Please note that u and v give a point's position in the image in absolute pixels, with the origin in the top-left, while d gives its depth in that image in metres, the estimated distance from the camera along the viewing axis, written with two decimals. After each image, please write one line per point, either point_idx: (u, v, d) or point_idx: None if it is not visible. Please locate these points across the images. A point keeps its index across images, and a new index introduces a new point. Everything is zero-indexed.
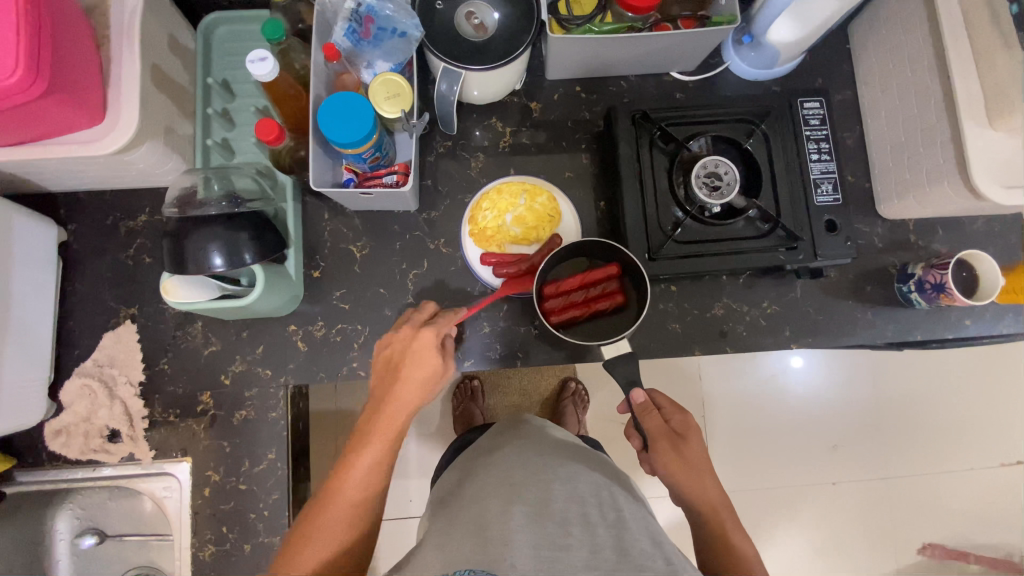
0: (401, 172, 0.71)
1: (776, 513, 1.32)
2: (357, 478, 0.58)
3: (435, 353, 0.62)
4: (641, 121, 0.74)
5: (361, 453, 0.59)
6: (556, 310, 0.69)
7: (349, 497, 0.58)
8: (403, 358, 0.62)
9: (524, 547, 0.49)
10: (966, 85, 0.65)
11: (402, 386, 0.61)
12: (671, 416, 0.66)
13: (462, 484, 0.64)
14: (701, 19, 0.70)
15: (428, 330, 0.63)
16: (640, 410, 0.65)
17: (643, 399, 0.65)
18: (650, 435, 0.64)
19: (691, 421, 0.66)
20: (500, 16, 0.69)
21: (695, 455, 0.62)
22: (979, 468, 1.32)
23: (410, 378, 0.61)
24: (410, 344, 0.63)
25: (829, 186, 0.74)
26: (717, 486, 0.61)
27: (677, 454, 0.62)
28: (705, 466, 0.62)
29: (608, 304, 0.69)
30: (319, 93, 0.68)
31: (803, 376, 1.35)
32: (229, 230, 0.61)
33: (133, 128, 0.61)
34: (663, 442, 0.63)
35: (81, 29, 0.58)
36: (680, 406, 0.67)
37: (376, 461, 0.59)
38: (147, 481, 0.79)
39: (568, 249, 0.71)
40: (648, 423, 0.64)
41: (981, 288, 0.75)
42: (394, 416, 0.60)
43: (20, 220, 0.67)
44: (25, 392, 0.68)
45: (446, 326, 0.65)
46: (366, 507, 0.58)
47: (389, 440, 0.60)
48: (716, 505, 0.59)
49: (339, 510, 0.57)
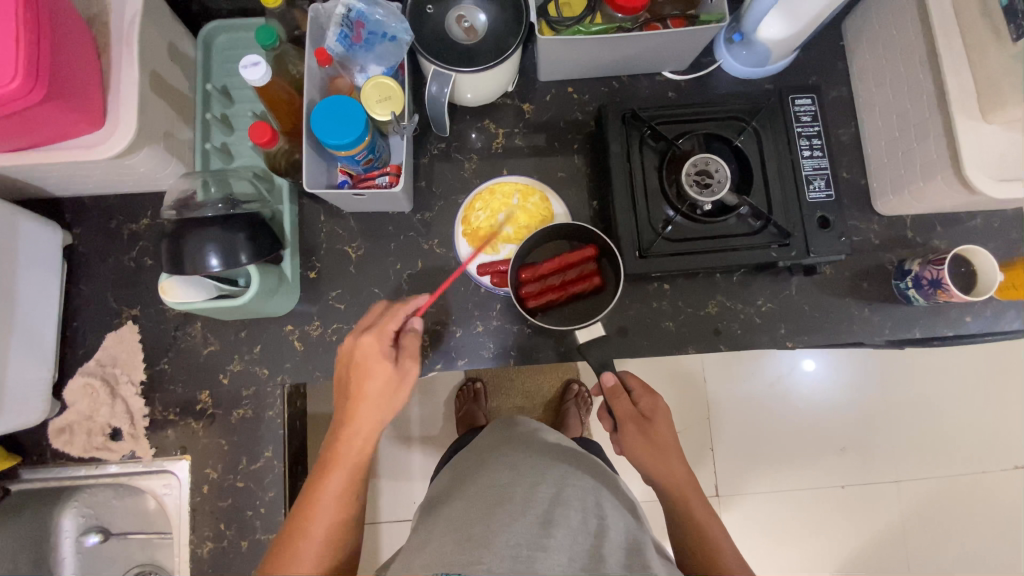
0: (393, 172, 0.72)
1: (783, 517, 1.30)
2: (329, 498, 0.60)
3: (384, 359, 0.61)
4: (631, 120, 0.75)
5: (328, 476, 0.61)
6: (534, 295, 0.72)
7: (322, 518, 0.59)
8: (354, 372, 0.62)
9: (502, 551, 0.49)
10: (958, 78, 0.64)
11: (359, 400, 0.61)
12: (640, 399, 0.68)
13: (448, 491, 0.63)
14: (690, 18, 0.70)
15: (367, 339, 0.62)
16: (610, 393, 0.68)
17: (612, 382, 0.68)
18: (618, 416, 0.67)
19: (660, 403, 0.67)
20: (487, 17, 0.70)
21: (661, 435, 0.65)
22: (992, 471, 1.30)
23: (363, 393, 0.61)
24: (356, 356, 0.62)
25: (822, 182, 0.74)
26: (683, 466, 0.65)
27: (641, 435, 0.66)
28: (670, 449, 0.65)
29: (585, 286, 0.72)
30: (313, 97, 0.70)
31: (810, 380, 1.33)
32: (224, 231, 0.63)
33: (131, 133, 0.63)
34: (629, 424, 0.66)
35: (81, 38, 0.60)
36: (649, 388, 0.69)
37: (342, 483, 0.60)
38: (148, 479, 0.80)
39: (548, 230, 0.73)
40: (617, 406, 0.68)
41: (980, 283, 0.74)
42: (353, 436, 0.61)
43: (25, 224, 0.69)
44: (29, 391, 0.69)
45: (391, 326, 0.64)
46: (342, 522, 0.60)
47: (352, 464, 0.61)
48: (682, 484, 0.63)
49: (310, 532, 0.59)
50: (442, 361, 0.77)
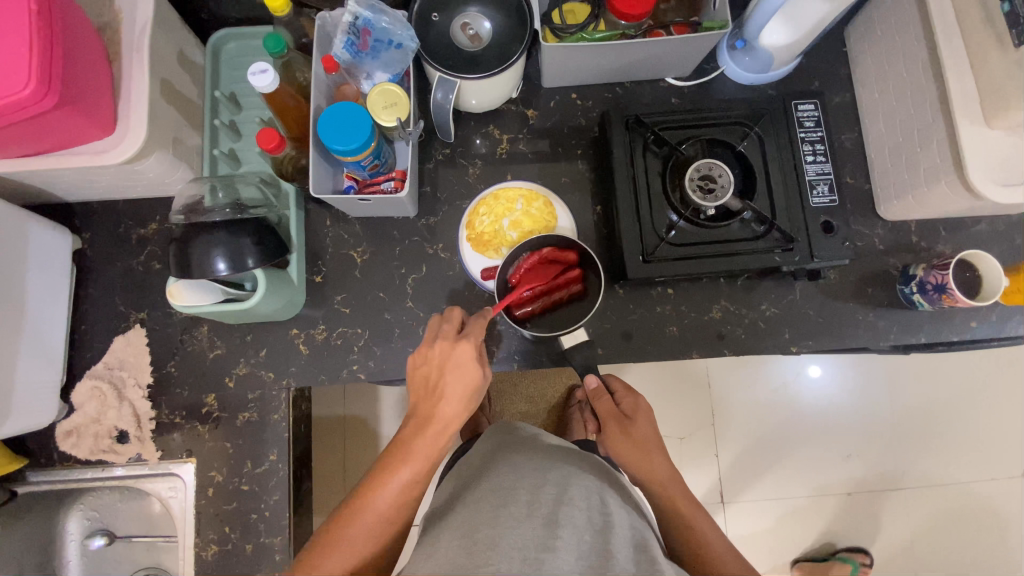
0: (399, 178, 0.73)
1: (790, 524, 1.30)
2: (386, 496, 0.56)
3: (477, 367, 0.60)
4: (634, 125, 0.76)
5: (393, 472, 0.56)
6: (519, 304, 0.73)
7: (376, 515, 0.55)
8: (442, 374, 0.60)
9: (508, 552, 0.49)
10: (960, 83, 0.64)
11: (442, 402, 0.59)
12: (621, 400, 0.72)
13: (453, 499, 0.63)
14: (693, 24, 0.71)
15: (466, 345, 0.61)
16: (592, 394, 0.73)
17: (595, 384, 0.72)
18: (601, 416, 0.71)
19: (640, 403, 0.71)
20: (492, 24, 0.71)
21: (641, 434, 0.67)
22: (1001, 478, 1.28)
23: (451, 395, 0.59)
24: (450, 360, 0.60)
25: (825, 187, 0.74)
26: (664, 463, 0.65)
27: (622, 432, 0.68)
28: (650, 444, 0.66)
29: (563, 295, 0.72)
30: (319, 103, 0.70)
31: (817, 385, 1.32)
32: (231, 236, 0.63)
33: (141, 139, 0.64)
34: (611, 422, 0.70)
35: (94, 47, 0.61)
36: (631, 390, 0.73)
37: (406, 482, 0.56)
38: (154, 481, 0.81)
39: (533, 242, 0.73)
40: (598, 406, 0.72)
41: (985, 288, 0.74)
42: (432, 438, 0.58)
43: (36, 229, 0.70)
44: (38, 394, 0.70)
45: (482, 338, 0.63)
46: (393, 521, 0.56)
47: (421, 467, 0.57)
48: (663, 481, 0.63)
49: (360, 528, 0.54)
50: None
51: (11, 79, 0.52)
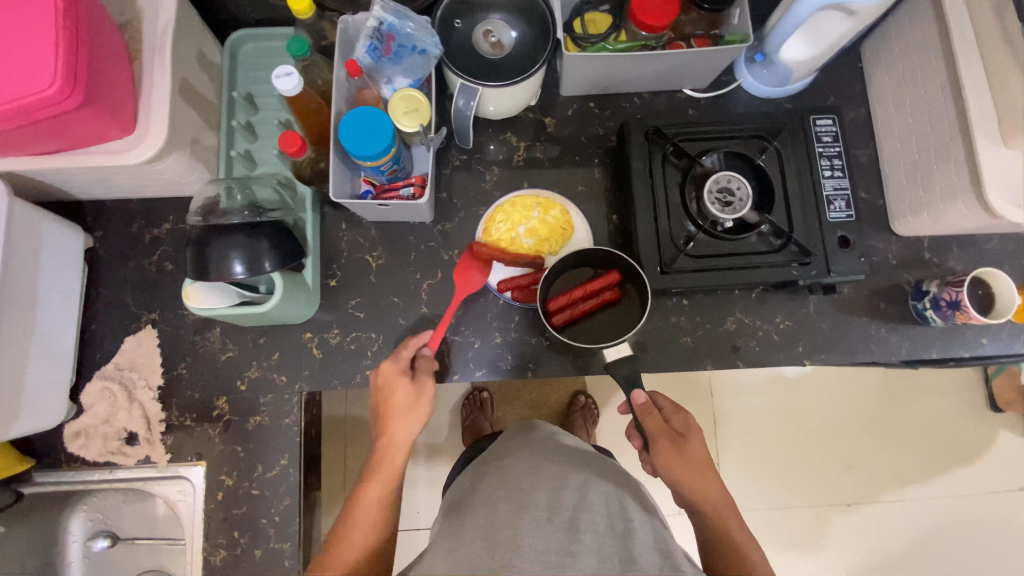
0: (418, 184, 0.72)
1: (791, 534, 1.29)
2: (368, 507, 0.60)
3: (402, 377, 0.65)
4: (654, 136, 0.75)
5: (367, 487, 0.61)
6: (560, 313, 0.71)
7: (360, 529, 0.59)
8: (379, 398, 0.66)
9: (531, 556, 0.49)
10: (979, 103, 0.65)
11: (389, 418, 0.64)
12: (671, 417, 0.65)
13: (470, 492, 0.64)
14: (714, 37, 0.72)
15: (388, 363, 0.67)
16: (642, 410, 0.65)
17: (643, 399, 0.65)
18: (650, 434, 0.63)
19: (692, 421, 0.65)
20: (517, 34, 0.72)
21: (697, 455, 0.61)
22: (998, 492, 1.30)
23: (392, 411, 0.64)
24: (378, 381, 0.66)
25: (842, 203, 0.75)
26: (719, 486, 0.60)
27: (678, 453, 0.61)
28: (705, 465, 0.61)
29: (596, 302, 0.72)
30: (340, 107, 0.70)
31: (816, 394, 1.33)
32: (249, 239, 0.63)
33: (161, 140, 0.63)
34: (663, 440, 0.62)
35: (118, 47, 0.61)
36: (679, 406, 0.66)
37: (380, 493, 0.60)
38: (162, 484, 0.80)
39: (574, 256, 0.73)
40: (648, 422, 0.64)
41: (998, 306, 0.74)
42: (388, 447, 0.63)
43: (50, 227, 0.69)
44: (47, 394, 0.69)
45: (404, 351, 0.69)
46: (378, 533, 0.59)
47: (389, 471, 0.62)
48: (720, 506, 0.59)
49: (350, 544, 0.58)
50: (459, 372, 0.77)
51: (37, 77, 0.51)
